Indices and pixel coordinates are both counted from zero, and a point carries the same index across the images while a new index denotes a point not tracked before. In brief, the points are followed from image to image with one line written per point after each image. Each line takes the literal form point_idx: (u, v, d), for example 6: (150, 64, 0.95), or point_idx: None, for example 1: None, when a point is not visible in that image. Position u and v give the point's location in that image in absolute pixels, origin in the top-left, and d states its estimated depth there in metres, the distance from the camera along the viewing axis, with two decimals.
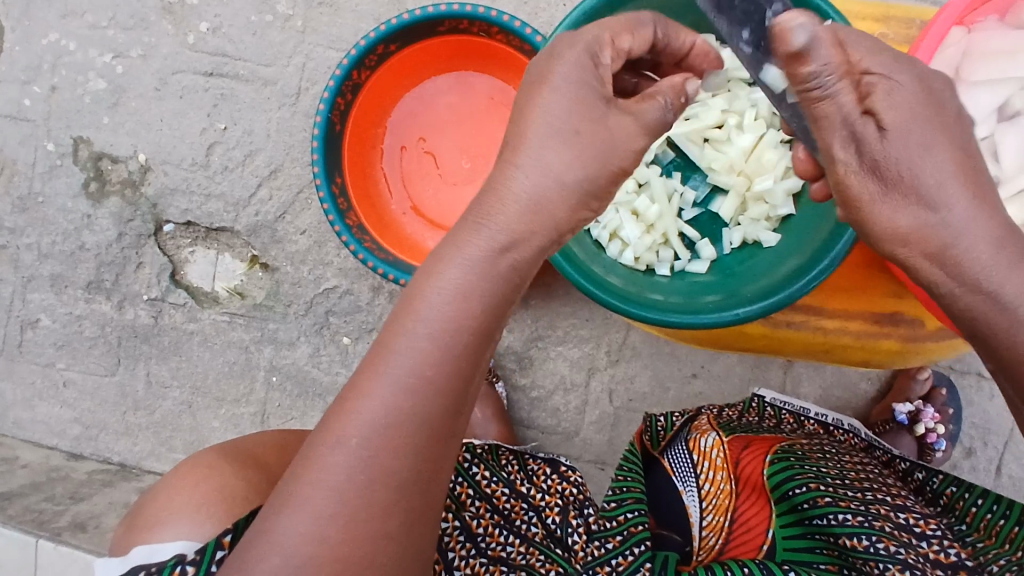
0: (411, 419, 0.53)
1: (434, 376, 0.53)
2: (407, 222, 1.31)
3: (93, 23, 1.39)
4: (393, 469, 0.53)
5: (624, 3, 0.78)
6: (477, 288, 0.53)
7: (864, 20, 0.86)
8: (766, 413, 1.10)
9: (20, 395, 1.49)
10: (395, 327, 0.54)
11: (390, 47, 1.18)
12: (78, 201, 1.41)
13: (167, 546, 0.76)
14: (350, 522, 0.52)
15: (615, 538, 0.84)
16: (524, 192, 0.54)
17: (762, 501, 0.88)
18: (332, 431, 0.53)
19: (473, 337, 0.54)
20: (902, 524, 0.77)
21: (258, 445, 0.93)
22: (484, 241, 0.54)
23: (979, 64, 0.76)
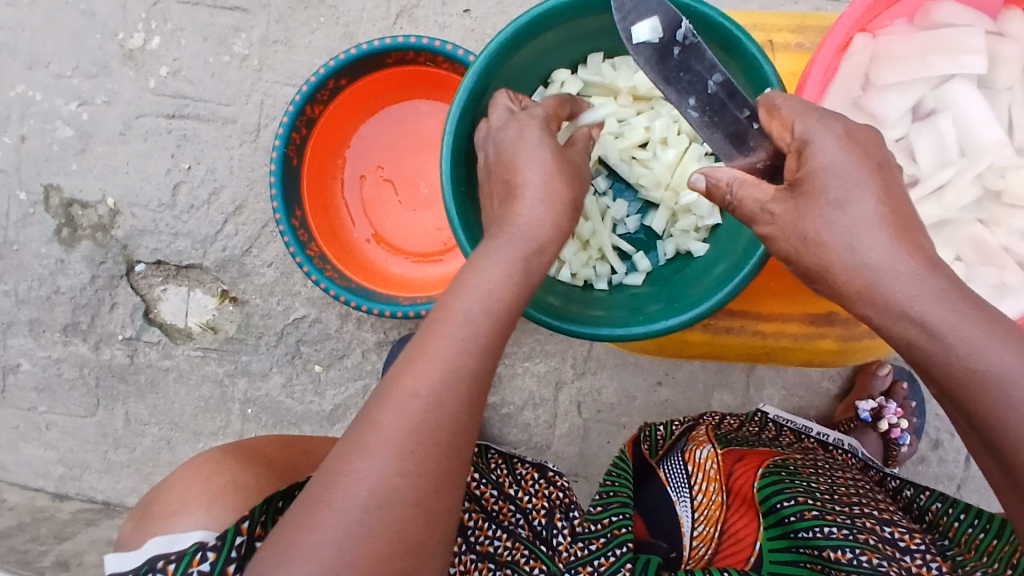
0: (463, 375, 0.61)
1: (482, 339, 0.62)
2: (371, 249, 1.34)
3: (58, 74, 1.43)
4: (457, 415, 0.61)
5: (539, 33, 0.81)
6: (521, 265, 0.65)
7: (780, 32, 0.90)
8: (767, 427, 1.13)
9: (5, 440, 1.51)
10: (447, 301, 0.64)
11: (342, 80, 1.21)
12: (51, 246, 1.45)
13: (189, 533, 0.80)
14: (425, 460, 0.59)
15: (599, 539, 0.88)
16: (540, 200, 0.67)
17: (750, 513, 0.89)
18: (408, 387, 0.60)
19: (516, 305, 0.65)
20: (886, 538, 0.78)
21: (261, 444, 1.00)
22: (520, 232, 0.66)
23: (888, 68, 0.78)
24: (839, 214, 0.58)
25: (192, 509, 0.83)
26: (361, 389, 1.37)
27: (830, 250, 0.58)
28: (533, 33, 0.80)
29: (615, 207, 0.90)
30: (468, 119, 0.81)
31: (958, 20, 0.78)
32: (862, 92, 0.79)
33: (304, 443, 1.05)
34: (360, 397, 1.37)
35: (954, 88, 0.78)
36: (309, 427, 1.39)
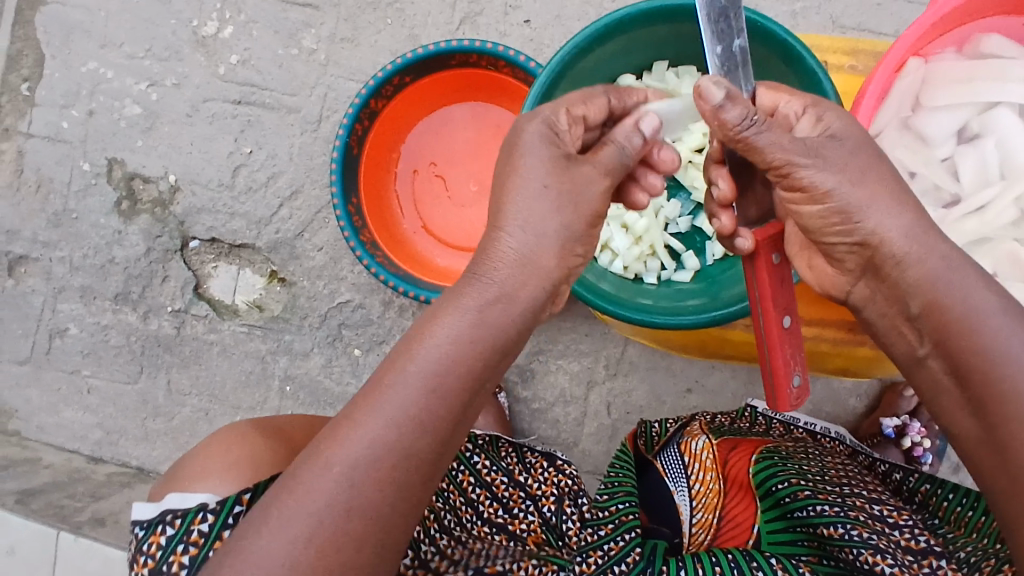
0: (398, 448, 0.60)
1: (420, 411, 0.60)
2: (419, 240, 1.39)
3: (131, 54, 1.50)
4: (373, 498, 0.59)
5: (607, 43, 0.86)
6: (470, 336, 0.63)
7: (834, 53, 0.95)
8: (758, 421, 1.10)
9: (45, 401, 1.56)
10: (394, 364, 0.62)
11: (405, 78, 1.28)
12: (110, 217, 1.51)
13: (198, 493, 0.78)
14: (328, 545, 0.58)
15: (608, 526, 0.88)
16: (517, 256, 0.65)
17: (748, 498, 0.89)
18: (342, 456, 0.59)
19: (462, 380, 0.62)
20: (876, 514, 0.80)
21: (289, 424, 0.96)
22: (483, 293, 0.64)
23: (938, 92, 0.84)
24: (881, 185, 0.65)
25: (205, 474, 0.81)
26: None
27: (862, 199, 0.64)
28: (602, 40, 0.85)
29: (668, 207, 0.95)
30: None
31: (1003, 52, 0.84)
32: (911, 113, 0.86)
33: (324, 427, 0.99)
34: None
35: (998, 114, 0.83)
36: None
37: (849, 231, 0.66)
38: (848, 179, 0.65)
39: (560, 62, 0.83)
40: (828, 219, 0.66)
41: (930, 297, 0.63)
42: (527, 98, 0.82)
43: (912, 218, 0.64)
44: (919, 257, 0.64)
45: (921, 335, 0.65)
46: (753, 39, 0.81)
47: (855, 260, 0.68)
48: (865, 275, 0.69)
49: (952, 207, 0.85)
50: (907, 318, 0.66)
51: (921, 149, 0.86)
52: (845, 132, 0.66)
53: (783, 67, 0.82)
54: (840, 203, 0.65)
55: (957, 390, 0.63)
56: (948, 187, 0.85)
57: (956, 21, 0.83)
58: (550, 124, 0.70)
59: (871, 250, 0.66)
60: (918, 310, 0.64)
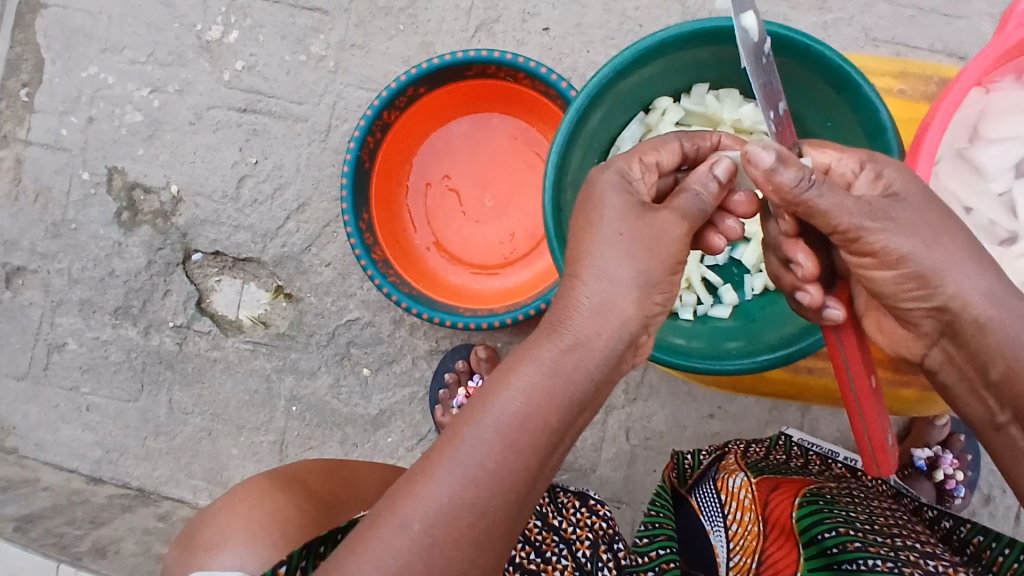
0: (474, 508, 0.54)
1: (498, 469, 0.55)
2: (430, 257, 1.34)
3: (132, 59, 1.44)
4: (453, 558, 0.54)
5: (648, 63, 0.81)
6: (548, 390, 0.56)
7: (881, 76, 0.94)
8: (793, 451, 1.11)
9: (44, 418, 1.50)
10: (466, 418, 0.57)
11: (420, 89, 1.22)
12: (110, 228, 1.45)
13: (226, 574, 0.77)
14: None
15: (648, 573, 0.85)
16: (597, 305, 0.58)
17: (790, 543, 0.85)
18: (413, 516, 0.54)
19: (543, 434, 0.56)
20: (930, 572, 0.74)
21: (305, 470, 0.94)
22: (565, 343, 0.58)
23: (995, 123, 0.79)
24: (959, 246, 0.62)
25: (231, 543, 0.80)
26: (408, 396, 1.37)
27: (938, 259, 0.61)
28: (643, 62, 0.80)
29: None
30: (574, 140, 0.81)
31: None
32: (967, 145, 0.80)
33: (348, 470, 0.97)
34: (406, 404, 1.37)
35: None
36: (353, 430, 1.38)
37: (925, 295, 0.63)
38: (923, 243, 0.61)
39: (597, 85, 0.78)
40: (904, 282, 0.63)
41: (1011, 366, 0.61)
42: (561, 124, 0.78)
43: (991, 281, 0.62)
44: (1003, 321, 0.61)
45: (1002, 403, 0.63)
46: (802, 62, 0.76)
47: (931, 324, 0.66)
48: (942, 338, 0.67)
49: (1008, 245, 0.80)
50: (987, 381, 0.64)
51: (976, 183, 0.80)
52: (907, 191, 0.63)
53: (833, 96, 0.77)
54: (921, 268, 0.62)
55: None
56: (1004, 224, 0.80)
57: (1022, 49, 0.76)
58: (623, 174, 0.66)
59: (948, 314, 0.63)
60: (999, 377, 0.62)
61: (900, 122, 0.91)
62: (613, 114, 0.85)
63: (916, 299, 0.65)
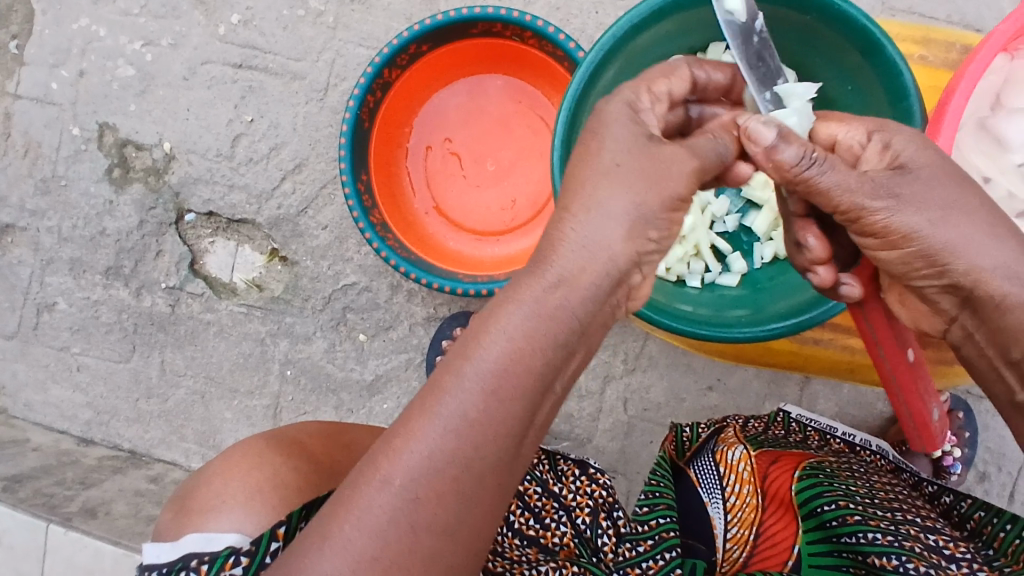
0: (460, 462, 0.52)
1: (482, 420, 0.53)
2: (429, 222, 1.31)
3: (124, 10, 1.39)
4: (439, 512, 0.52)
5: (667, 17, 0.77)
6: (529, 335, 0.54)
7: (904, 41, 0.91)
8: (791, 427, 1.09)
9: (33, 377, 1.48)
10: (448, 365, 0.54)
11: (422, 47, 1.18)
12: (100, 185, 1.41)
13: (223, 534, 0.74)
14: (395, 560, 0.52)
15: (647, 541, 0.83)
16: (579, 248, 0.56)
17: (789, 516, 0.85)
18: (396, 472, 0.52)
19: (528, 380, 0.54)
20: (931, 545, 0.74)
21: (305, 433, 0.92)
22: (546, 285, 0.55)
23: (1019, 91, 0.76)
24: (971, 222, 0.60)
25: (229, 503, 0.78)
26: (405, 362, 1.35)
27: (949, 231, 0.60)
28: (661, 16, 0.77)
29: (716, 204, 0.89)
30: (585, 100, 0.78)
31: None
32: (989, 113, 0.78)
33: (347, 434, 0.96)
34: (402, 370, 1.35)
35: None
36: (348, 396, 1.37)
37: (938, 274, 0.62)
38: (930, 218, 0.60)
39: (609, 42, 0.75)
40: (911, 260, 0.62)
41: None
42: (571, 82, 0.75)
43: (1009, 254, 0.59)
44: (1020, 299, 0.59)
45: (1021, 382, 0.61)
46: (825, 23, 0.73)
47: (948, 301, 0.64)
48: (962, 314, 0.64)
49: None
50: (1007, 360, 0.62)
51: (996, 154, 0.78)
52: (920, 159, 0.61)
53: (858, 58, 0.74)
54: (931, 243, 0.60)
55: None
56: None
57: None
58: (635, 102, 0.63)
59: (964, 289, 0.61)
60: (1020, 354, 0.60)
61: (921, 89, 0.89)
62: (626, 74, 0.82)
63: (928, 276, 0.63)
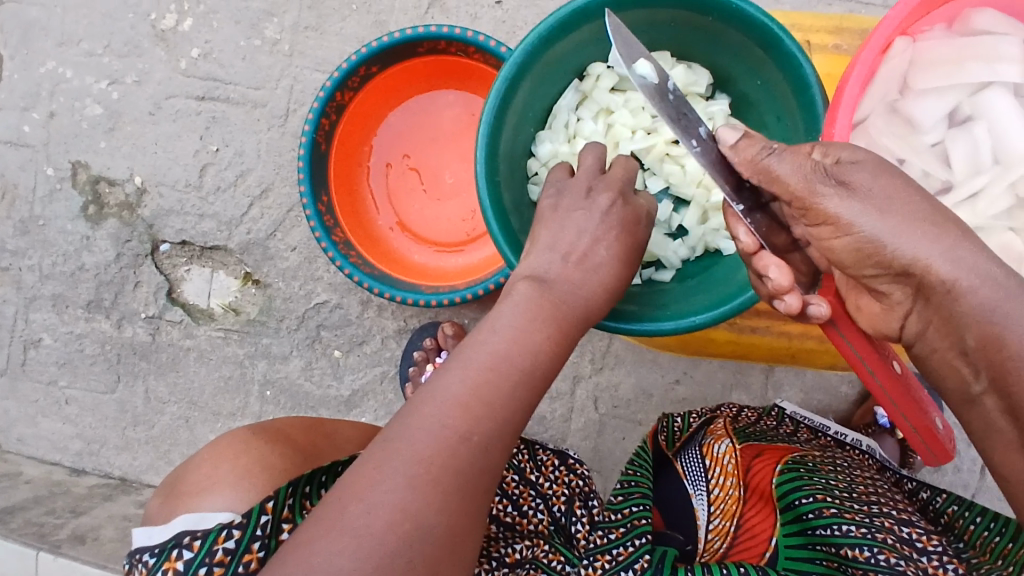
0: (495, 391, 0.62)
1: (514, 360, 0.64)
2: (394, 237, 1.34)
3: (89, 51, 1.44)
4: (495, 463, 0.61)
5: (578, 27, 0.81)
6: (566, 331, 0.68)
7: (819, 33, 0.99)
8: (784, 421, 1.11)
9: (24, 412, 1.52)
10: (480, 327, 0.67)
11: (372, 68, 1.22)
12: (77, 223, 1.46)
13: (216, 513, 0.77)
14: (463, 502, 0.58)
15: (619, 528, 0.85)
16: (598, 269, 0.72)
17: (768, 508, 0.87)
18: (443, 396, 0.61)
19: (548, 337, 0.66)
20: (904, 538, 0.77)
21: (287, 425, 0.95)
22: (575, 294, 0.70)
23: (926, 72, 0.79)
24: (918, 209, 0.61)
25: (219, 487, 0.80)
26: (380, 375, 1.38)
27: (892, 221, 0.61)
28: (574, 26, 0.80)
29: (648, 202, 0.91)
30: (507, 111, 0.82)
31: (996, 28, 0.78)
32: (898, 96, 0.80)
33: (326, 427, 0.99)
34: (378, 383, 1.38)
35: (990, 96, 0.78)
36: (327, 412, 1.40)
37: (885, 264, 0.63)
38: (874, 210, 0.62)
39: (524, 54, 0.79)
40: (860, 252, 0.64)
41: (987, 331, 0.59)
42: (490, 94, 0.79)
43: (953, 241, 0.60)
44: (971, 285, 0.59)
45: (977, 371, 0.62)
46: (728, 22, 0.76)
47: (901, 292, 0.66)
48: (917, 306, 0.65)
49: (943, 194, 0.80)
50: (964, 351, 0.63)
51: (908, 135, 0.80)
52: (857, 156, 0.63)
53: (762, 54, 0.77)
54: (869, 233, 0.62)
55: (1013, 431, 0.61)
56: (939, 174, 0.79)
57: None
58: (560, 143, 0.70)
59: (914, 279, 0.62)
60: (975, 342, 0.61)
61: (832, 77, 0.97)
62: (543, 85, 0.86)
63: (874, 266, 0.65)
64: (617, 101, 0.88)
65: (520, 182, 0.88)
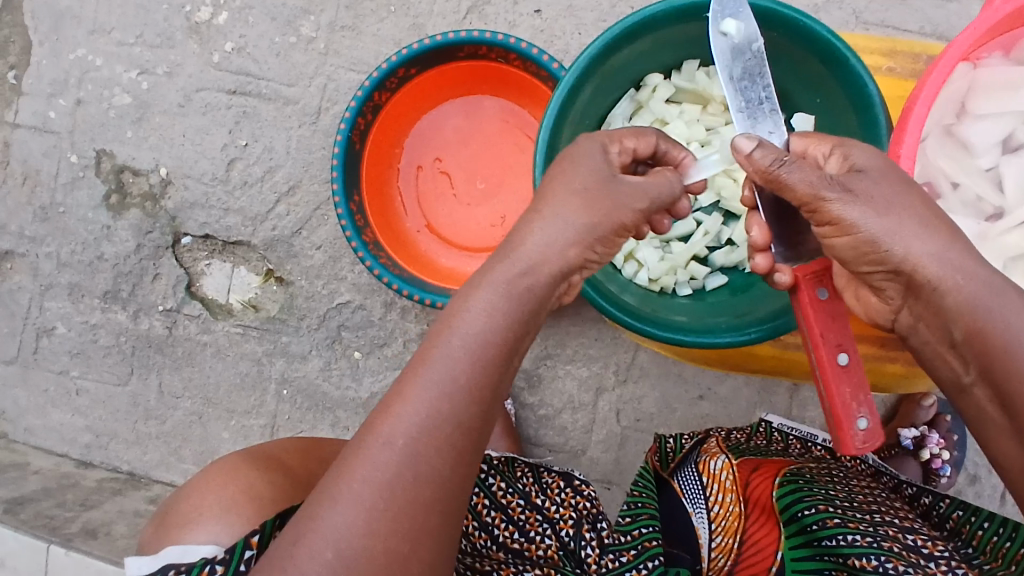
0: (450, 418, 0.58)
1: (467, 381, 0.59)
2: (422, 240, 1.33)
3: (121, 41, 1.43)
4: (434, 468, 0.57)
5: (640, 35, 0.81)
6: (505, 307, 0.62)
7: (871, 54, 0.99)
8: (774, 437, 1.07)
9: (34, 402, 1.50)
10: (432, 341, 0.61)
11: (411, 70, 1.22)
12: (98, 212, 1.44)
13: (200, 546, 0.75)
14: (396, 516, 0.56)
15: (630, 552, 0.83)
16: (548, 239, 0.65)
17: (771, 521, 0.82)
18: (392, 429, 0.57)
19: (500, 349, 0.61)
20: (910, 545, 0.73)
21: (282, 449, 0.93)
22: (514, 267, 0.64)
23: (983, 98, 0.79)
24: (908, 209, 0.62)
25: (204, 518, 0.78)
26: None
27: (889, 223, 0.61)
28: (635, 36, 0.81)
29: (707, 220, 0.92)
30: (565, 117, 0.82)
31: None
32: (955, 120, 0.81)
33: (323, 450, 0.97)
34: None
35: None
36: (344, 413, 1.38)
37: (879, 261, 0.63)
38: (874, 210, 0.62)
39: (587, 61, 0.79)
40: (858, 249, 0.63)
41: (971, 324, 0.60)
42: (551, 100, 0.79)
43: (945, 241, 0.61)
44: (957, 282, 0.60)
45: (966, 361, 0.62)
46: (791, 38, 0.78)
47: (894, 289, 0.66)
48: (907, 301, 0.65)
49: (994, 220, 0.81)
50: (951, 343, 0.63)
51: (964, 160, 0.81)
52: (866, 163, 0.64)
53: (822, 69, 0.79)
54: (869, 232, 0.62)
55: (1005, 418, 0.60)
56: (991, 200, 0.80)
57: (1012, 23, 0.77)
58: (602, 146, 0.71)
59: (904, 277, 0.63)
60: (960, 334, 0.61)
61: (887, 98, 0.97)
62: (601, 93, 0.86)
63: (871, 267, 0.65)
64: (673, 112, 0.90)
65: None
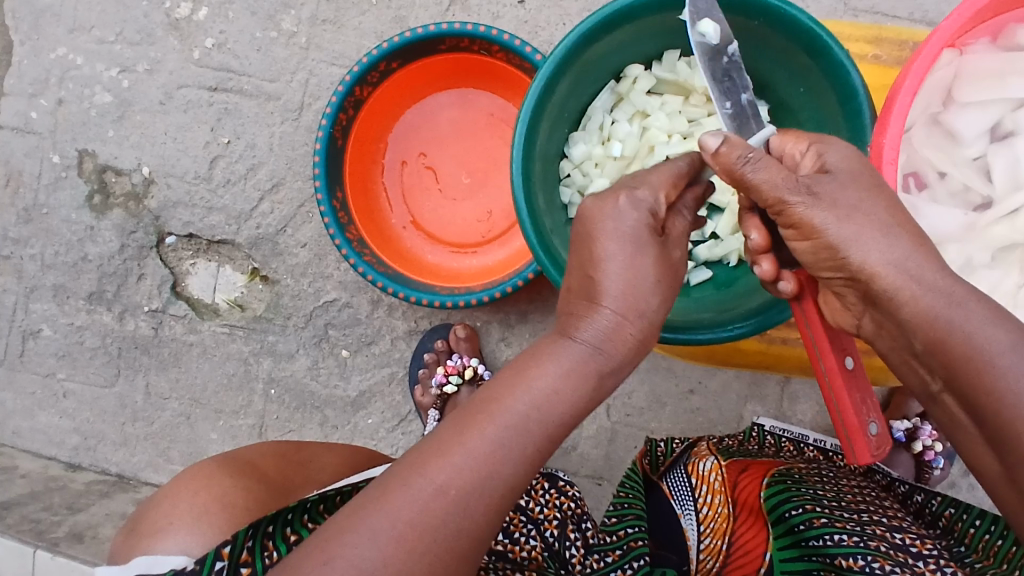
0: (503, 477, 0.57)
1: (528, 446, 0.58)
2: (407, 236, 1.32)
3: (101, 38, 1.41)
4: (477, 523, 0.56)
5: (621, 24, 0.79)
6: (577, 379, 0.60)
7: (856, 42, 0.98)
8: (767, 442, 1.06)
9: (21, 405, 1.49)
10: (500, 394, 0.59)
11: (392, 64, 1.19)
12: (81, 212, 1.42)
13: (170, 556, 0.73)
14: (430, 565, 0.54)
15: (614, 552, 0.83)
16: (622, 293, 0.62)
17: (759, 522, 0.81)
18: (446, 473, 0.56)
19: (562, 421, 0.60)
20: (898, 544, 0.72)
21: (258, 454, 0.92)
22: (587, 344, 0.62)
23: (969, 85, 0.77)
24: (874, 214, 0.58)
25: (177, 527, 0.77)
26: (388, 376, 1.35)
27: (848, 231, 0.58)
28: (615, 25, 0.79)
29: None
30: (544, 109, 0.80)
31: None
32: (942, 108, 0.79)
33: (302, 453, 0.95)
34: (385, 385, 1.36)
35: None
36: (332, 412, 1.37)
37: (840, 266, 0.59)
38: (835, 214, 0.58)
39: (565, 51, 0.77)
40: (820, 253, 0.60)
41: (930, 334, 0.56)
42: (529, 91, 0.77)
43: (906, 249, 0.57)
44: (914, 292, 0.57)
45: (931, 370, 0.59)
46: (774, 28, 0.76)
47: (854, 295, 0.61)
48: (867, 311, 0.61)
49: (982, 210, 0.79)
50: (913, 353, 0.60)
51: (951, 149, 0.79)
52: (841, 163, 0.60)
53: (805, 59, 0.77)
54: (829, 238, 0.58)
55: (975, 427, 0.57)
56: (978, 190, 0.79)
57: (995, 8, 0.76)
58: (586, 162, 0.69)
59: (863, 285, 0.59)
60: (921, 344, 0.58)
61: (873, 87, 0.96)
62: (581, 85, 0.85)
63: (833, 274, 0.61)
64: (654, 104, 0.89)
65: (552, 181, 0.88)
